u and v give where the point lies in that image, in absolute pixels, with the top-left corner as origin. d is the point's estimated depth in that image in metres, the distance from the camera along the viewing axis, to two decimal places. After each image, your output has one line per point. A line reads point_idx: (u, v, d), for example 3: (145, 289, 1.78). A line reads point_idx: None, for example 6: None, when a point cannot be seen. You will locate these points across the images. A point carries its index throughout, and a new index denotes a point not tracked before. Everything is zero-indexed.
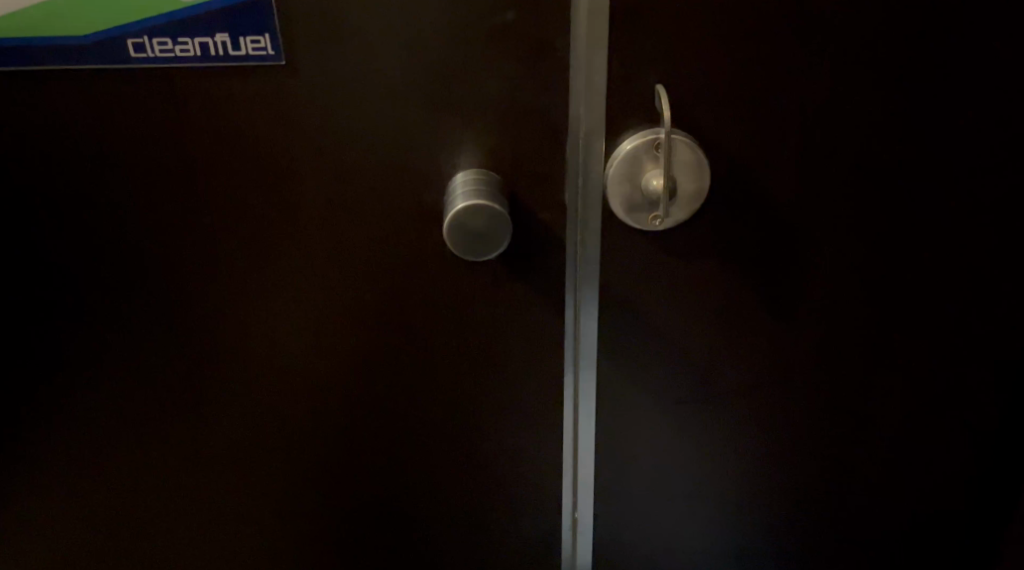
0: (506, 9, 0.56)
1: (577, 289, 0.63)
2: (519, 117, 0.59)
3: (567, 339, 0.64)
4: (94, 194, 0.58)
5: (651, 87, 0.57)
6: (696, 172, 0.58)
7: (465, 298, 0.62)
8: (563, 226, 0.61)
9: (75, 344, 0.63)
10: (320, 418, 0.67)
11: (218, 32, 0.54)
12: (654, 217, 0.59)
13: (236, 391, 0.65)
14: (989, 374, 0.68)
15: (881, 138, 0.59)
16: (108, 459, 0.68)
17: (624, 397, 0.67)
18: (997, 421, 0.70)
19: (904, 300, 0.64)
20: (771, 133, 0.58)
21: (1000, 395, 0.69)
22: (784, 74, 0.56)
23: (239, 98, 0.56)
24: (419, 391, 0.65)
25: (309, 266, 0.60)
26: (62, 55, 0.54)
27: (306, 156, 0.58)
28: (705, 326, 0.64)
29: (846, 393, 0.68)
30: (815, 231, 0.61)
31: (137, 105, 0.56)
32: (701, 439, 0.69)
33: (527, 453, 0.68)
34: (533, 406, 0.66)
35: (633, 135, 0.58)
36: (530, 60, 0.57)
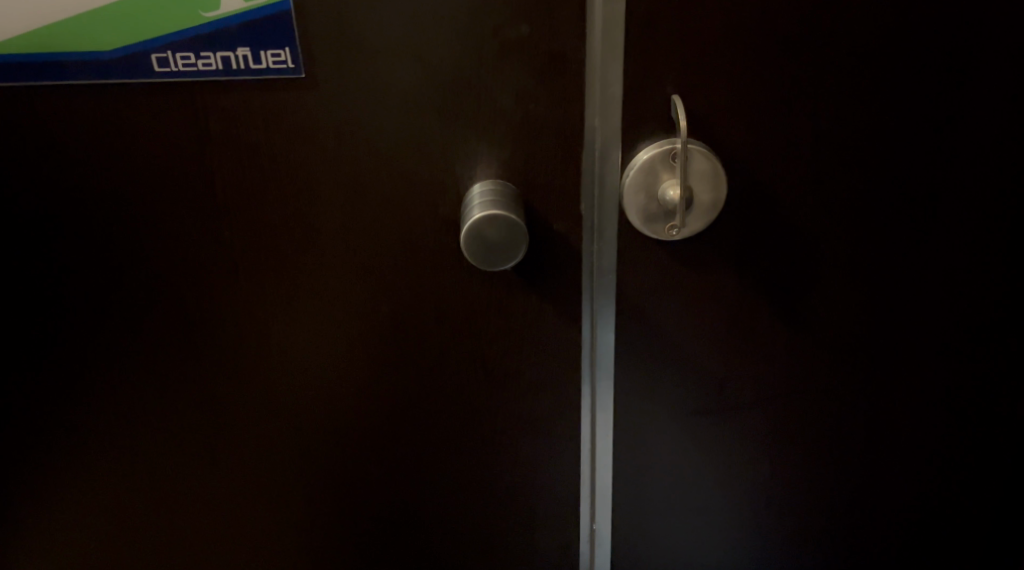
0: (519, 24, 0.58)
1: (594, 297, 0.66)
2: (532, 127, 0.61)
3: (584, 344, 0.68)
4: (143, 197, 0.64)
5: (668, 98, 0.60)
6: (713, 182, 0.61)
7: (487, 294, 0.66)
8: (581, 231, 0.64)
9: (125, 335, 0.68)
10: (355, 405, 0.71)
11: (240, 47, 0.58)
12: (671, 226, 0.62)
13: (273, 379, 0.70)
14: (1008, 374, 0.72)
15: (898, 146, 0.63)
16: (151, 449, 0.73)
17: (642, 391, 0.70)
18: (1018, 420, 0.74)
19: (923, 303, 0.68)
20: (787, 141, 0.61)
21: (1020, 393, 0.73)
22: (801, 84, 0.60)
23: (266, 109, 0.60)
24: (447, 379, 0.70)
25: (336, 265, 0.65)
26: (98, 69, 0.59)
27: (330, 166, 0.62)
28: (719, 335, 0.68)
29: (859, 400, 0.72)
30: (829, 241, 0.65)
31: (171, 114, 0.61)
32: (718, 437, 0.73)
33: (547, 437, 0.72)
34: (552, 393, 0.70)
35: (649, 146, 0.61)
36: (544, 72, 0.59)
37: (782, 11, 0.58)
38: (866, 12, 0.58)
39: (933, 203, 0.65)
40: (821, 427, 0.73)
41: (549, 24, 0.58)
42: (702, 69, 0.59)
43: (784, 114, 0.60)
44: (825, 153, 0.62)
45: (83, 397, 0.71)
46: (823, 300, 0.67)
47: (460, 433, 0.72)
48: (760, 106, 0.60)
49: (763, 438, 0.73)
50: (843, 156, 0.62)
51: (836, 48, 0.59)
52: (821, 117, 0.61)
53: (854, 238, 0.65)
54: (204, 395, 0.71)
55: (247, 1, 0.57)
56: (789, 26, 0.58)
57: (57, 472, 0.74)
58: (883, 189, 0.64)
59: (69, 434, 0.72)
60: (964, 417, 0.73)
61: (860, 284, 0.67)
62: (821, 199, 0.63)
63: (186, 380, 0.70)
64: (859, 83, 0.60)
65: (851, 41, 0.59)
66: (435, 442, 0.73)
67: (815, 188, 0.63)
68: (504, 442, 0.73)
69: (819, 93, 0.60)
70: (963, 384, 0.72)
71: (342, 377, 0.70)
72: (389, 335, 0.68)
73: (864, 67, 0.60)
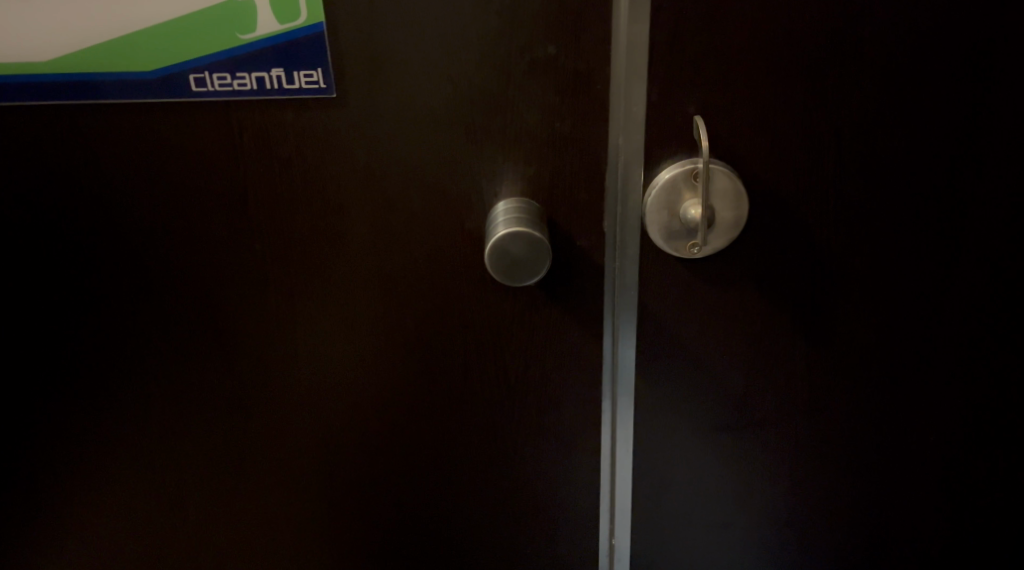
0: (545, 46, 0.59)
1: (615, 312, 0.68)
2: (556, 146, 0.62)
3: (605, 359, 0.69)
4: (176, 211, 0.65)
5: (690, 119, 0.61)
6: (734, 201, 0.61)
7: (510, 309, 0.67)
8: (604, 248, 0.65)
9: (155, 344, 0.70)
10: (381, 416, 0.73)
11: (273, 68, 0.60)
12: (692, 243, 0.63)
13: (300, 390, 0.72)
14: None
15: (919, 167, 0.63)
16: (179, 457, 0.75)
17: (662, 407, 0.71)
18: None
19: (942, 321, 0.68)
20: (806, 162, 0.62)
21: None
22: (821, 106, 0.61)
23: (297, 126, 0.62)
24: (471, 392, 0.71)
25: (362, 278, 0.67)
26: (137, 89, 0.61)
27: (358, 181, 0.64)
28: (739, 351, 0.69)
29: (879, 418, 0.72)
30: (848, 259, 0.66)
31: (207, 132, 0.63)
32: (737, 453, 0.73)
33: (568, 451, 0.73)
34: (573, 407, 0.71)
35: (672, 165, 0.62)
36: (569, 92, 0.60)
37: (805, 32, 0.59)
38: (887, 34, 0.59)
39: (955, 222, 0.65)
40: (841, 445, 0.73)
41: (574, 46, 0.59)
42: (725, 89, 0.60)
43: (806, 134, 0.61)
44: (846, 172, 0.63)
45: (116, 405, 0.73)
46: (844, 317, 0.68)
47: (483, 446, 0.74)
48: (782, 125, 0.61)
49: (783, 454, 0.73)
50: (863, 176, 0.63)
51: (858, 69, 0.60)
52: (843, 136, 0.62)
53: (875, 257, 0.66)
54: (232, 405, 0.73)
55: (281, 24, 0.59)
56: (810, 48, 0.59)
57: (90, 477, 0.76)
58: (903, 208, 0.64)
59: (101, 440, 0.74)
60: (986, 435, 0.74)
61: (879, 301, 0.67)
62: (842, 218, 0.64)
63: (215, 389, 0.72)
64: (881, 103, 0.61)
65: (873, 62, 0.60)
66: (458, 455, 0.74)
67: (836, 207, 0.64)
68: (525, 455, 0.74)
69: (841, 113, 0.61)
70: (985, 402, 0.72)
71: (369, 389, 0.72)
72: (413, 348, 0.69)
73: (886, 88, 0.61)
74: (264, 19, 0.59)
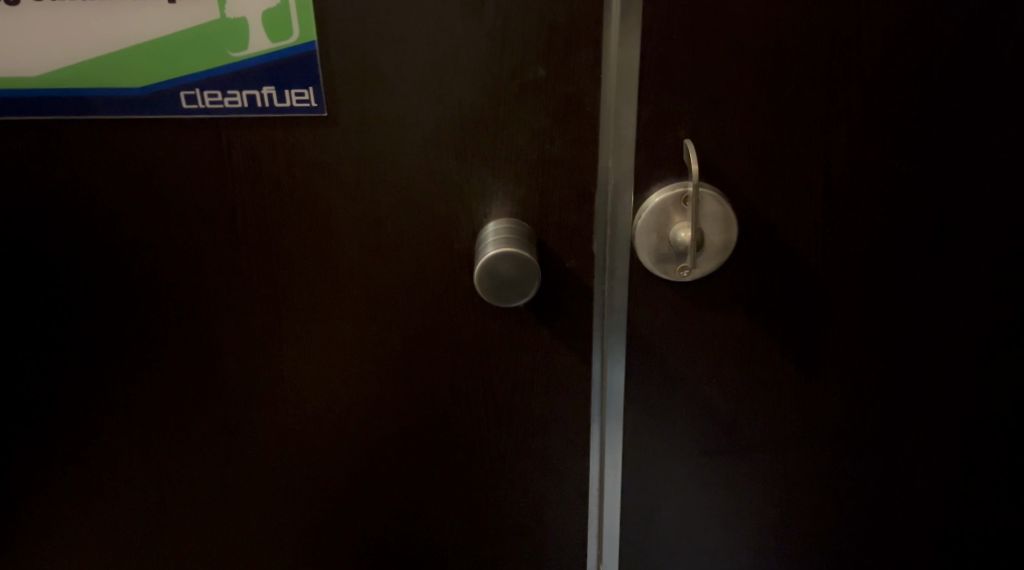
0: (536, 68, 0.59)
1: (605, 334, 0.67)
2: (546, 168, 0.62)
3: (594, 381, 0.69)
4: (163, 227, 0.65)
5: (680, 142, 0.61)
6: (724, 224, 0.62)
7: (499, 330, 0.67)
8: (593, 270, 0.65)
9: (140, 361, 0.70)
10: (368, 438, 0.72)
11: (265, 86, 0.60)
12: (681, 266, 0.63)
13: (287, 410, 0.71)
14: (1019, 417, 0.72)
15: (907, 193, 0.63)
16: (164, 477, 0.74)
17: (650, 431, 0.71)
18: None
19: (932, 347, 0.68)
20: (795, 187, 0.62)
21: None
22: (809, 131, 0.61)
23: (288, 144, 0.62)
24: (459, 414, 0.71)
25: (351, 296, 0.66)
26: (127, 105, 0.61)
27: (348, 199, 0.63)
28: (729, 375, 0.68)
29: (869, 444, 0.72)
30: (837, 284, 0.66)
31: (196, 149, 0.63)
32: (727, 477, 0.73)
33: (557, 473, 0.73)
34: (562, 429, 0.71)
35: (661, 189, 0.62)
36: (560, 114, 0.60)
37: (796, 58, 0.59)
38: (878, 60, 0.59)
39: (945, 249, 0.65)
40: (831, 471, 0.73)
41: (565, 68, 0.59)
42: (716, 113, 0.60)
43: (796, 159, 0.61)
44: (836, 197, 0.63)
45: (100, 423, 0.72)
46: (834, 342, 0.68)
47: (471, 469, 0.73)
48: (772, 150, 0.61)
49: (773, 480, 0.73)
50: (852, 201, 0.63)
51: (848, 94, 0.60)
52: (833, 161, 0.62)
53: (864, 284, 0.66)
54: (218, 424, 0.72)
55: (273, 42, 0.59)
56: (799, 75, 0.59)
57: (72, 496, 0.75)
58: (892, 233, 0.64)
59: (85, 457, 0.73)
60: (976, 460, 0.73)
61: (869, 326, 0.67)
62: (831, 243, 0.64)
63: (201, 409, 0.71)
64: (870, 130, 0.61)
65: (862, 89, 0.60)
66: (446, 478, 0.74)
67: (825, 232, 0.64)
68: (513, 478, 0.73)
69: (831, 139, 0.61)
70: (976, 428, 0.72)
71: (357, 410, 0.71)
72: (402, 368, 0.69)
73: (875, 113, 0.61)
74: (256, 37, 0.59)
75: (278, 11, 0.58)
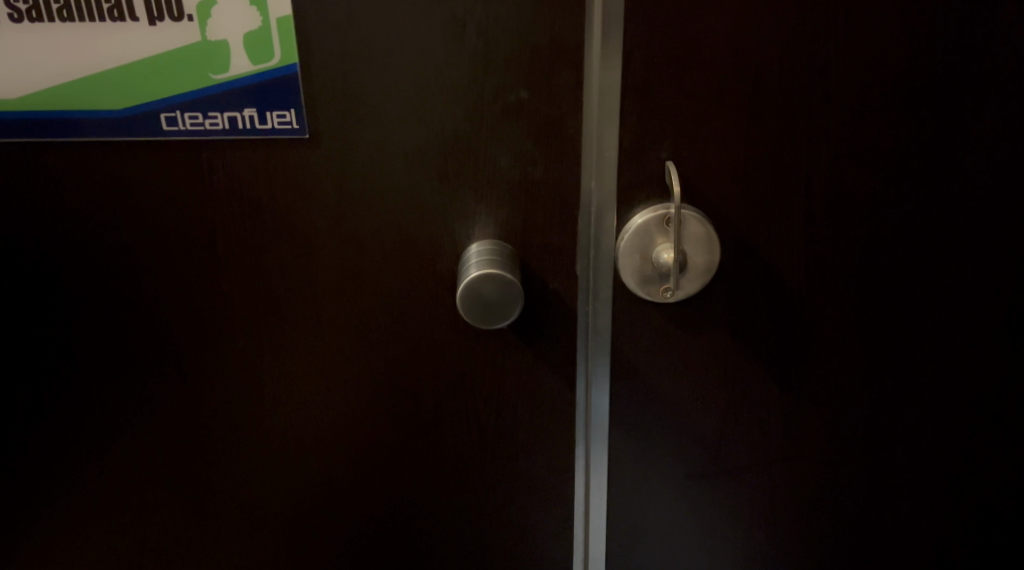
0: (518, 90, 0.59)
1: (589, 355, 0.67)
2: (529, 189, 0.62)
3: (579, 403, 0.69)
4: (143, 249, 0.65)
5: (662, 164, 0.61)
6: (707, 245, 0.62)
7: (483, 351, 0.67)
8: (576, 292, 0.65)
9: (119, 385, 0.69)
10: (352, 462, 0.72)
11: (246, 108, 0.60)
12: (665, 288, 0.63)
13: (270, 436, 0.71)
14: (1003, 436, 0.72)
15: (888, 214, 0.64)
16: (144, 504, 0.73)
17: (636, 452, 0.70)
18: (1012, 481, 0.73)
19: (915, 367, 0.68)
20: (777, 208, 0.62)
21: (1013, 455, 0.73)
22: (789, 153, 0.61)
23: (269, 166, 0.62)
24: (444, 437, 0.70)
25: (333, 317, 0.66)
26: (108, 128, 0.61)
27: (329, 221, 0.63)
28: (713, 395, 0.68)
29: (855, 465, 0.72)
30: (820, 305, 0.66)
31: (178, 171, 0.62)
32: (713, 497, 0.72)
33: (543, 493, 0.72)
34: (546, 452, 0.71)
35: (644, 210, 0.62)
36: (542, 136, 0.61)
37: (777, 79, 0.59)
38: (858, 82, 0.60)
39: (928, 268, 0.65)
40: (816, 492, 0.73)
41: (548, 91, 0.59)
42: (697, 135, 0.60)
43: (776, 181, 0.62)
44: (817, 218, 0.63)
45: (78, 448, 0.71)
46: (818, 363, 0.68)
47: (457, 491, 0.72)
48: (753, 171, 0.61)
49: (759, 499, 0.73)
50: (833, 223, 0.63)
51: (829, 116, 0.60)
52: (815, 182, 0.62)
53: (848, 304, 0.66)
54: (199, 450, 0.71)
55: (254, 64, 0.59)
56: (779, 97, 0.60)
57: (51, 521, 0.74)
58: (873, 254, 0.65)
59: (64, 483, 0.72)
60: (961, 478, 0.73)
61: (851, 346, 0.67)
62: (814, 263, 0.64)
63: (181, 435, 0.71)
64: (849, 152, 0.62)
65: (842, 111, 0.60)
66: (432, 502, 0.73)
67: (809, 253, 0.64)
68: (498, 501, 0.73)
69: (813, 160, 0.61)
70: (962, 447, 0.72)
71: (341, 434, 0.70)
72: (385, 392, 0.69)
73: (856, 134, 0.61)
74: (237, 59, 0.59)
75: (259, 33, 0.58)
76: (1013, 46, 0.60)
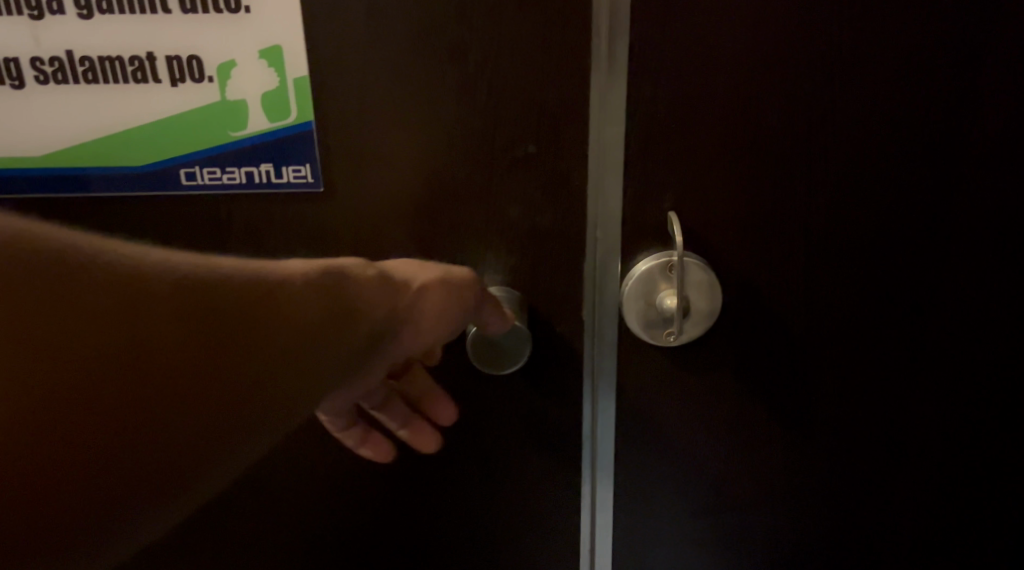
0: (527, 145, 0.62)
1: (595, 394, 0.69)
2: (536, 237, 0.64)
3: (585, 439, 0.70)
4: None
5: (664, 213, 0.63)
6: (709, 292, 0.64)
7: (492, 393, 0.69)
8: (581, 334, 0.67)
9: None
10: (362, 502, 0.73)
11: (262, 163, 0.62)
12: (669, 332, 0.64)
13: (281, 482, 0.71)
14: (999, 476, 0.73)
15: (884, 261, 0.65)
16: (169, 384, 0.48)
17: (640, 487, 0.72)
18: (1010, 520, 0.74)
19: (912, 408, 0.70)
20: (777, 256, 0.64)
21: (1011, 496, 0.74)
22: (787, 203, 0.63)
23: (284, 217, 0.64)
24: (453, 476, 0.72)
25: None
26: (129, 183, 0.63)
27: None
28: (715, 434, 0.70)
29: (855, 502, 0.73)
30: (820, 348, 0.67)
31: (196, 222, 0.64)
32: (715, 532, 0.74)
33: (550, 529, 0.74)
34: (553, 490, 0.72)
35: (647, 257, 0.64)
36: (550, 187, 0.63)
37: (778, 133, 0.61)
38: (854, 136, 0.61)
39: (927, 314, 0.67)
40: (817, 528, 0.74)
41: (555, 145, 0.62)
42: (698, 187, 0.62)
43: (775, 229, 0.64)
44: (815, 266, 0.65)
45: None
46: (818, 404, 0.69)
47: (466, 529, 0.74)
48: (752, 220, 0.63)
49: (761, 534, 0.74)
50: (831, 269, 0.65)
51: (826, 169, 0.62)
52: (814, 232, 0.64)
53: (846, 348, 0.68)
54: (241, 292, 0.52)
55: (271, 121, 0.61)
56: (777, 150, 0.61)
57: None
58: (870, 300, 0.66)
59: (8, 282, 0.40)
60: (957, 516, 0.74)
61: (850, 388, 0.69)
62: (812, 309, 0.66)
63: (40, 254, 0.42)
64: (846, 202, 0.63)
65: (837, 163, 0.62)
66: (441, 540, 0.75)
67: (809, 298, 0.66)
68: (505, 538, 0.74)
69: (811, 210, 0.63)
70: (959, 487, 0.73)
71: (350, 478, 0.72)
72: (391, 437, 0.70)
73: (854, 187, 0.63)
74: (255, 117, 0.61)
75: (276, 92, 0.60)
76: (1012, 103, 0.61)
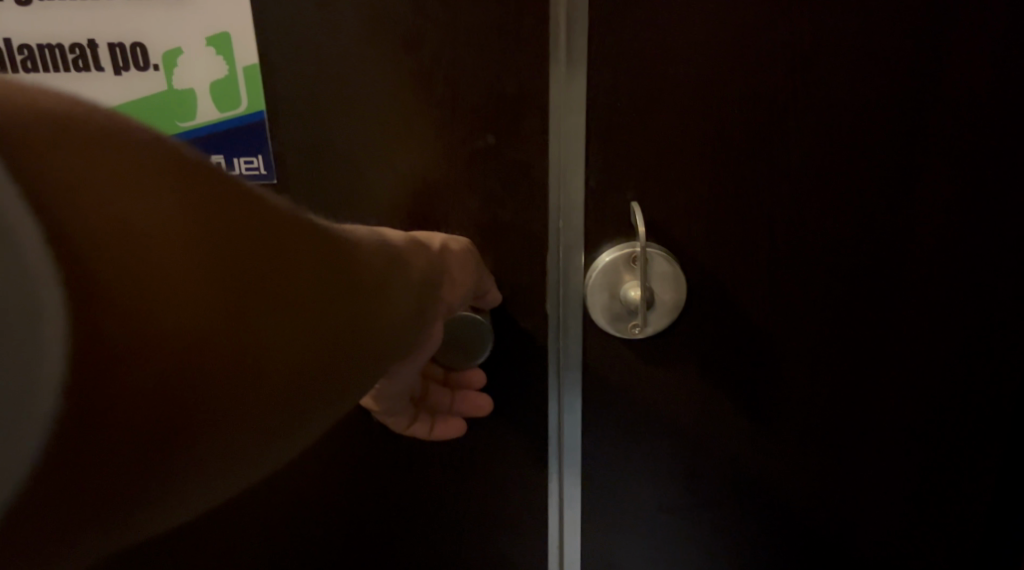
0: (486, 136, 0.60)
1: (560, 389, 0.68)
2: (498, 229, 0.63)
3: (550, 433, 0.70)
4: None
5: (627, 205, 0.62)
6: (674, 284, 0.63)
7: None
8: (546, 327, 0.66)
9: None
10: (330, 498, 0.72)
11: (213, 155, 0.60)
12: (634, 324, 0.64)
13: None
14: (975, 474, 0.71)
15: (852, 254, 0.64)
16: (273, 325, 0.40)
17: (608, 480, 0.71)
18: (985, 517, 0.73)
19: (882, 402, 0.69)
20: (742, 247, 0.64)
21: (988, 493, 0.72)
22: (753, 195, 0.62)
23: None
24: (420, 470, 0.71)
25: None
26: None
27: None
28: (683, 427, 0.69)
29: (825, 495, 0.73)
30: (785, 341, 0.67)
31: None
32: (684, 522, 0.74)
33: (518, 522, 0.73)
34: (521, 483, 0.72)
35: (611, 248, 0.63)
36: (510, 179, 0.61)
37: (742, 123, 0.60)
38: (820, 126, 0.60)
39: (897, 307, 0.65)
40: (787, 520, 0.74)
41: (514, 136, 0.60)
42: (661, 178, 0.61)
43: (740, 220, 0.63)
44: (781, 257, 0.64)
45: None
46: (785, 397, 0.69)
47: (435, 521, 0.74)
48: (716, 211, 0.62)
49: (730, 524, 0.74)
50: (798, 261, 0.64)
51: (791, 159, 0.61)
52: (780, 223, 0.63)
53: (813, 340, 0.67)
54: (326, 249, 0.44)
55: (221, 111, 0.59)
56: (741, 140, 0.60)
57: None
58: (837, 292, 0.65)
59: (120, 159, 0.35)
60: (932, 513, 0.73)
61: (818, 380, 0.68)
62: (778, 301, 0.65)
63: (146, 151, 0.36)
64: (812, 194, 0.62)
65: (803, 154, 0.61)
66: (411, 533, 0.74)
67: (775, 290, 0.65)
68: (474, 532, 0.74)
69: (776, 201, 0.62)
70: (934, 484, 0.72)
71: (317, 474, 0.71)
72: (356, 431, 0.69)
73: (820, 178, 0.61)
74: (204, 107, 0.59)
75: (225, 81, 0.58)
76: (983, 90, 0.59)
